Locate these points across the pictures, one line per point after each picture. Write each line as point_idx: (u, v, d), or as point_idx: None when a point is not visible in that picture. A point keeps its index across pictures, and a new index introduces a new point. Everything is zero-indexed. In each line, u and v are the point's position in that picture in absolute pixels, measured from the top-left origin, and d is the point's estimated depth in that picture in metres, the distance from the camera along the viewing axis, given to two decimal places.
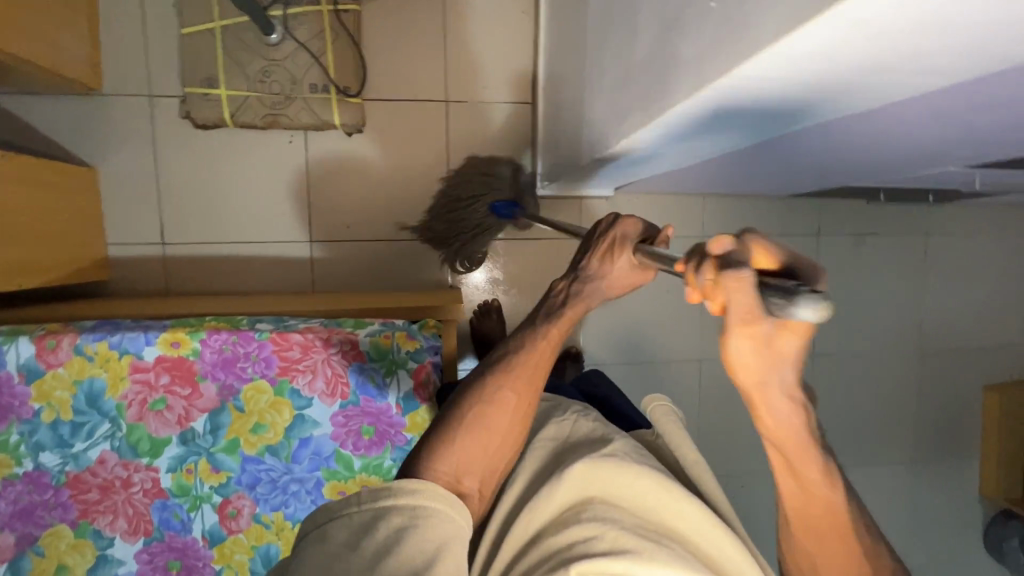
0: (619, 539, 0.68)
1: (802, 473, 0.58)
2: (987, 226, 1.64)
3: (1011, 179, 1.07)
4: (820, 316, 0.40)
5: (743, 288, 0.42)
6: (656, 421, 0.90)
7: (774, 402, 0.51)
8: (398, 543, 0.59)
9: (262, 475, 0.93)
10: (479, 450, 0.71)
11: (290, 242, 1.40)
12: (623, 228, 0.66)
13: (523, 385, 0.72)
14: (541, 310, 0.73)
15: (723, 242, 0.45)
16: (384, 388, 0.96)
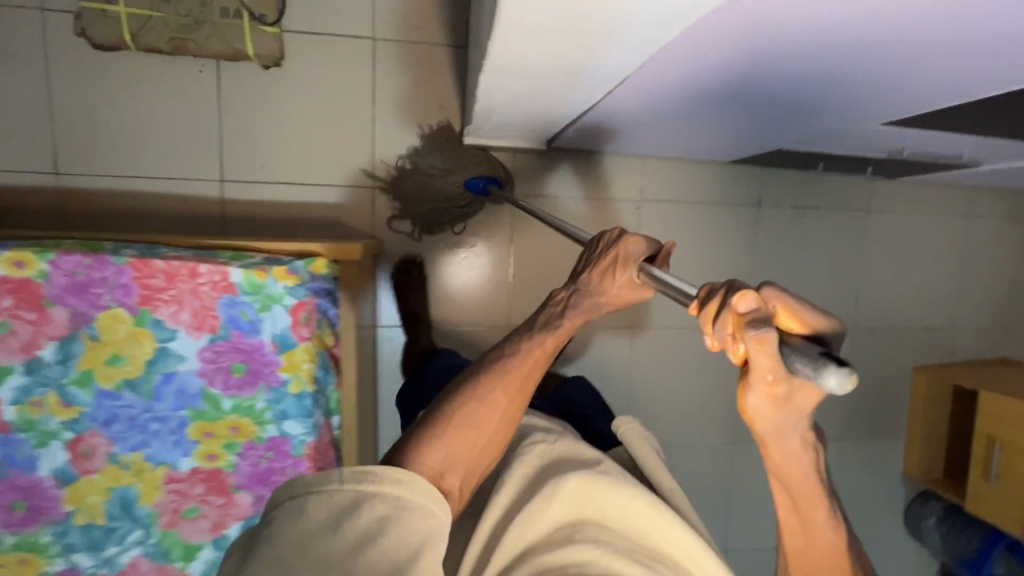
0: (615, 562, 0.69)
1: (807, 514, 0.67)
2: (925, 206, 1.67)
3: (926, 142, 1.09)
4: (844, 385, 0.42)
5: (764, 348, 0.49)
6: (630, 444, 0.89)
7: (787, 445, 0.60)
8: (381, 533, 0.57)
9: (119, 412, 0.86)
10: (468, 442, 0.76)
11: (199, 180, 1.33)
12: (626, 247, 0.74)
13: (513, 387, 0.79)
14: (541, 318, 0.82)
15: (749, 299, 0.50)
16: (259, 324, 0.87)
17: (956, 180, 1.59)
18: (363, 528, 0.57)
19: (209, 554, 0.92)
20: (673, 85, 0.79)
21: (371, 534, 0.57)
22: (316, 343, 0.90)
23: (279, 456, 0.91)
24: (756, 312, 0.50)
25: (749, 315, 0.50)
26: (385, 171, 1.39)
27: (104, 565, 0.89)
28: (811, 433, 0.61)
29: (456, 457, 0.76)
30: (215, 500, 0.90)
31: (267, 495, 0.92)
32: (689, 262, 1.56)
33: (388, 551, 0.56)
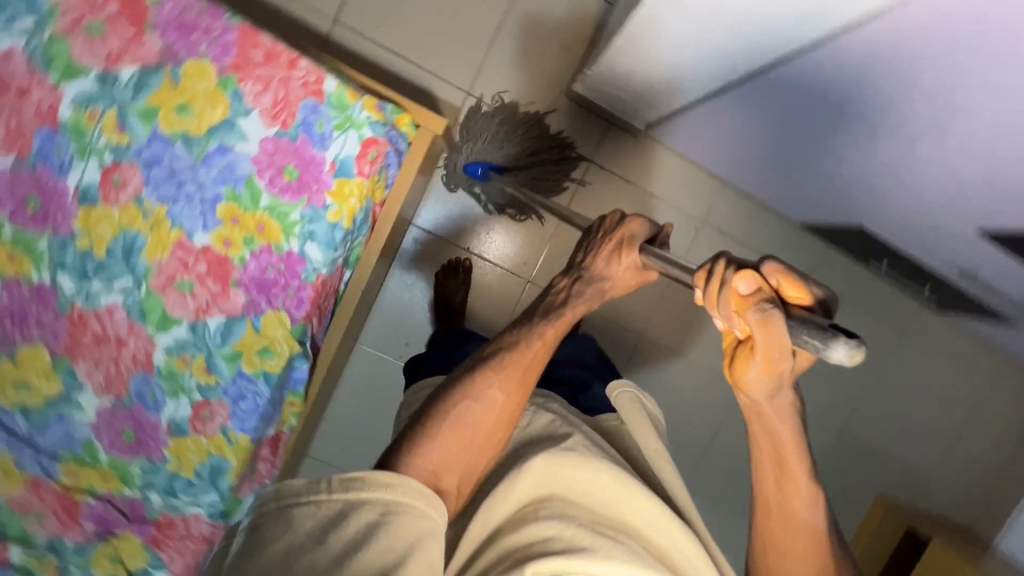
0: (576, 537, 0.63)
1: (790, 480, 0.61)
2: (957, 350, 1.67)
3: (1004, 275, 1.08)
4: (854, 359, 0.43)
5: (770, 325, 0.49)
6: (621, 408, 0.81)
7: (778, 400, 0.57)
8: (362, 548, 0.53)
9: (164, 160, 0.85)
10: (465, 442, 0.67)
11: (314, 10, 1.32)
12: (628, 229, 0.77)
13: (522, 379, 0.72)
14: (540, 305, 0.78)
15: (749, 278, 0.50)
16: (328, 140, 0.86)
17: (996, 340, 1.59)
18: (344, 545, 0.54)
19: (180, 334, 0.90)
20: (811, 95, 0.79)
21: (353, 550, 0.53)
22: (370, 184, 0.90)
23: (288, 273, 0.90)
24: (760, 292, 0.50)
25: (752, 295, 0.50)
26: (486, 85, 1.39)
27: (82, 297, 0.88)
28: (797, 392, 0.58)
29: (455, 459, 0.66)
30: (211, 286, 0.89)
31: (260, 304, 0.90)
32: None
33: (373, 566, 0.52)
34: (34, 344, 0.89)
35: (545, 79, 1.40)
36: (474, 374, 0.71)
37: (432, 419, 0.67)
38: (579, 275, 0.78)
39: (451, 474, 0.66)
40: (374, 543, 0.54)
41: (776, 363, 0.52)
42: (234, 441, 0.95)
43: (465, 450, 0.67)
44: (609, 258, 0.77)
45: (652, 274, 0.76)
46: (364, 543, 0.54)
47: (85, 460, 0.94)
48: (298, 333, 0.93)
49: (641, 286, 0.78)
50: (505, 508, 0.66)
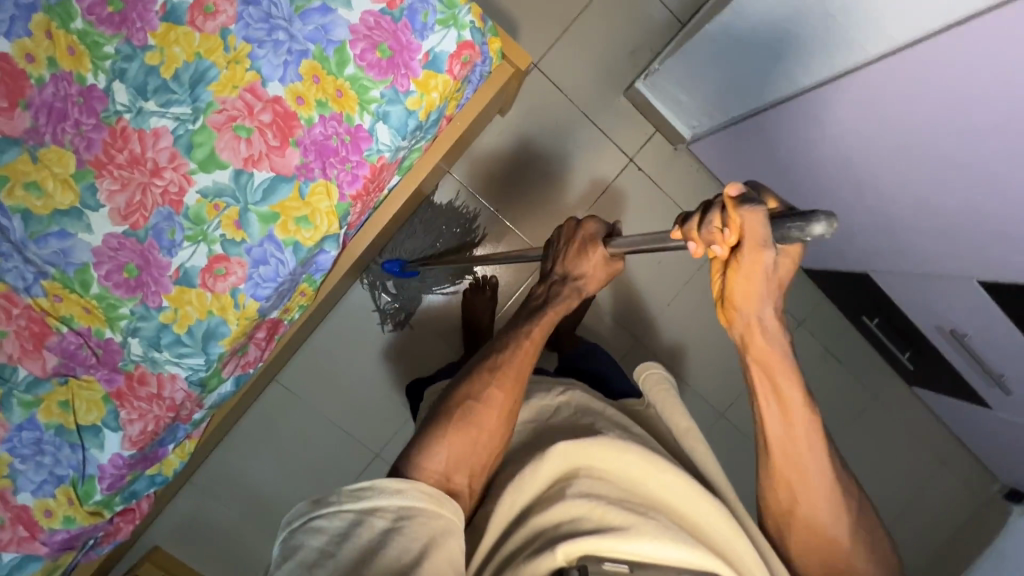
0: (606, 515, 0.70)
1: (787, 403, 0.69)
2: (919, 428, 1.77)
3: (994, 337, 1.17)
4: (829, 230, 0.49)
5: (757, 219, 0.55)
6: (648, 387, 0.88)
7: (763, 330, 0.66)
8: (381, 548, 0.62)
9: (262, 3, 0.84)
10: (469, 440, 0.76)
11: None
12: (586, 230, 0.90)
13: (510, 382, 0.80)
14: (527, 312, 0.90)
15: (737, 184, 0.57)
16: (428, 32, 0.88)
17: (953, 423, 1.70)
18: (363, 548, 0.63)
19: (222, 179, 0.86)
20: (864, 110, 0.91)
21: (371, 553, 0.62)
22: (454, 86, 0.91)
23: (351, 147, 0.88)
24: (745, 194, 0.57)
25: (739, 196, 0.57)
26: (551, 64, 1.47)
27: (132, 112, 0.84)
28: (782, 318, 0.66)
29: (461, 458, 0.75)
30: (269, 138, 0.86)
31: (313, 170, 0.88)
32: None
33: (389, 567, 0.61)
34: (63, 148, 0.84)
35: (605, 75, 1.49)
36: (471, 378, 0.81)
37: (439, 424, 0.77)
38: (553, 281, 0.91)
39: (460, 473, 0.75)
40: (390, 543, 0.63)
41: (763, 260, 0.58)
42: (241, 306, 0.89)
43: (467, 448, 0.76)
44: (575, 259, 0.90)
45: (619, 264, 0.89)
46: (380, 546, 0.62)
47: (72, 287, 0.86)
48: (342, 212, 0.91)
49: (613, 275, 0.90)
50: (534, 490, 0.75)
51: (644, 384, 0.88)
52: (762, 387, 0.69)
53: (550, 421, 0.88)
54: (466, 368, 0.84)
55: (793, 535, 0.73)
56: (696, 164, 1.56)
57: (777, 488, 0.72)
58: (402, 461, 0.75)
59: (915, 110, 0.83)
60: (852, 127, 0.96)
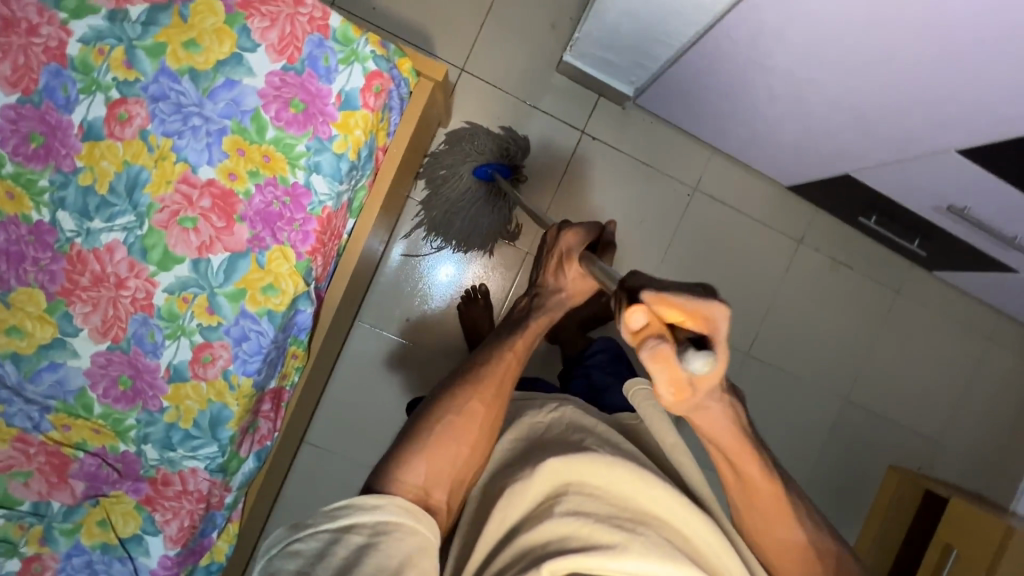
0: (593, 533, 0.73)
1: (739, 462, 0.77)
2: (954, 310, 1.70)
3: (993, 202, 1.12)
4: (707, 365, 0.53)
5: (661, 360, 0.54)
6: (637, 403, 0.92)
7: (713, 412, 0.71)
8: (360, 561, 0.65)
9: (170, 95, 0.86)
10: (447, 458, 0.80)
11: None
12: (568, 243, 0.89)
13: (486, 402, 0.84)
14: (509, 324, 0.91)
15: (636, 316, 0.55)
16: (333, 74, 0.89)
17: (990, 296, 1.63)
18: (344, 563, 0.65)
19: (182, 271, 0.88)
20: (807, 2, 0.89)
21: (352, 565, 0.65)
22: (375, 118, 0.91)
23: (293, 206, 0.89)
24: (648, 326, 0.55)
25: (643, 330, 0.55)
26: (478, 63, 1.46)
27: (82, 234, 0.86)
28: (728, 399, 0.72)
29: (438, 476, 0.79)
30: (215, 221, 0.88)
31: (264, 239, 0.89)
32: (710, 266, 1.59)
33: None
34: (30, 287, 0.87)
35: (534, 56, 1.48)
36: (449, 396, 0.84)
37: (416, 446, 0.80)
38: (536, 293, 0.92)
39: (438, 488, 0.79)
40: (367, 557, 0.66)
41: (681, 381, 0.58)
42: (236, 386, 0.91)
43: (444, 464, 0.80)
44: (558, 272, 0.90)
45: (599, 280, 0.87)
46: (358, 561, 0.65)
47: (76, 413, 0.89)
48: (304, 269, 0.92)
49: (594, 288, 0.90)
50: (524, 505, 0.79)
51: (632, 400, 0.93)
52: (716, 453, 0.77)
53: (542, 438, 0.87)
54: (444, 381, 0.87)
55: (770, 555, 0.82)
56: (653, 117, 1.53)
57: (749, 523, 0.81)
58: (382, 471, 0.79)
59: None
60: (806, 19, 0.92)
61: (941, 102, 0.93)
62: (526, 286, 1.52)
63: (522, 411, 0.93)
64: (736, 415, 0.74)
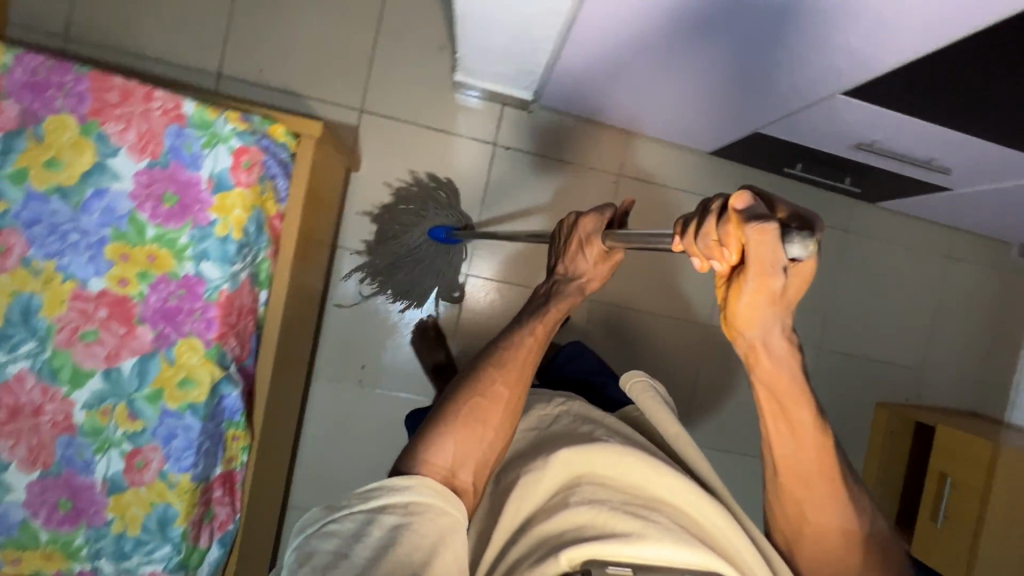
0: (608, 520, 0.75)
1: (792, 416, 0.72)
2: (906, 235, 1.69)
3: (897, 133, 1.11)
4: (809, 251, 0.51)
5: (763, 241, 0.52)
6: (637, 396, 0.94)
7: (772, 349, 0.66)
8: (393, 543, 0.65)
9: (43, 216, 0.86)
10: (475, 436, 0.80)
11: (197, 69, 1.38)
12: (584, 226, 0.90)
13: (512, 381, 0.84)
14: (529, 311, 0.92)
15: (746, 198, 0.53)
16: (200, 160, 0.89)
17: (939, 215, 1.61)
18: (376, 545, 0.65)
19: (96, 385, 0.88)
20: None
21: (385, 547, 0.65)
22: (252, 193, 0.91)
23: (190, 297, 0.90)
24: (752, 208, 0.53)
25: (746, 211, 0.53)
26: (376, 99, 1.44)
27: None
28: (795, 339, 0.67)
29: (466, 456, 0.79)
30: (116, 329, 0.88)
31: (169, 335, 0.89)
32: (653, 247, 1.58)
33: (401, 562, 0.63)
34: None
35: (430, 81, 1.46)
36: (478, 375, 0.84)
37: (444, 423, 0.81)
38: (556, 279, 0.93)
39: (465, 468, 0.78)
40: (400, 540, 0.66)
41: (770, 281, 0.56)
42: (175, 483, 0.92)
43: (473, 445, 0.80)
44: (575, 257, 0.90)
45: (618, 258, 0.88)
46: (392, 542, 0.65)
47: (24, 544, 0.90)
48: (216, 356, 0.92)
49: (614, 271, 0.90)
50: (539, 495, 0.79)
51: (633, 393, 0.94)
52: (772, 412, 0.72)
53: (550, 430, 0.91)
54: (469, 364, 0.87)
55: (801, 538, 0.77)
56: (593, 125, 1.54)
57: (784, 501, 0.76)
58: (409, 453, 0.79)
59: None
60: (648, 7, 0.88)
61: (807, 52, 0.91)
62: (474, 308, 1.51)
63: (531, 404, 0.97)
64: (795, 360, 0.69)
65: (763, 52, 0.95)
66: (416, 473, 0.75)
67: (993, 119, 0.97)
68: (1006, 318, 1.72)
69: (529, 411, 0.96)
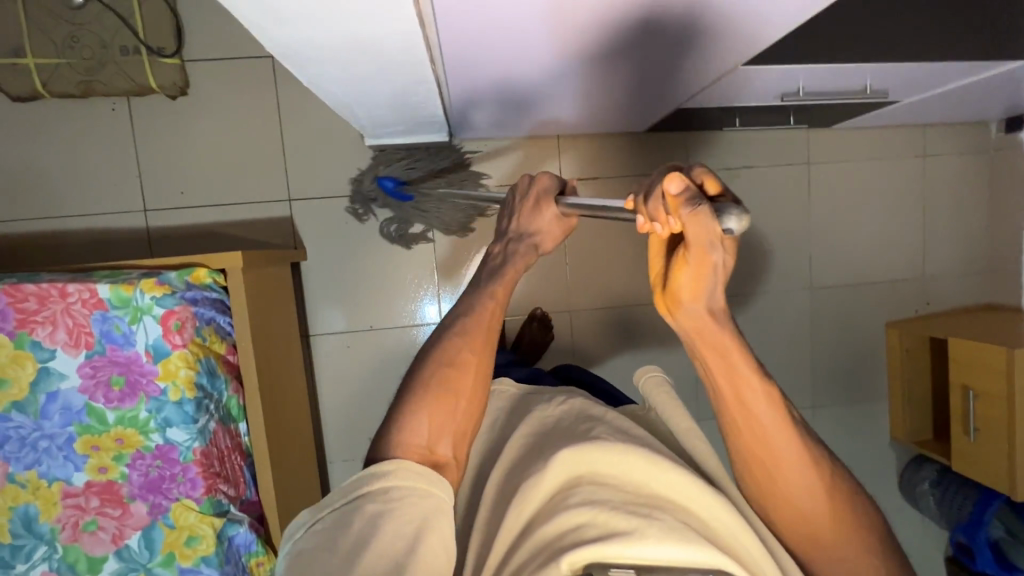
0: (610, 520, 0.65)
1: (751, 407, 0.67)
2: (873, 149, 1.60)
3: (814, 78, 1.04)
4: (739, 225, 0.56)
5: (698, 217, 0.56)
6: (648, 392, 0.87)
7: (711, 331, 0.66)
8: (376, 531, 0.60)
9: (10, 433, 0.90)
10: (448, 407, 0.74)
11: (124, 211, 1.39)
12: (541, 185, 0.88)
13: (481, 349, 0.79)
14: (486, 273, 0.86)
15: (678, 179, 0.57)
16: (133, 336, 0.91)
17: (901, 117, 1.51)
18: (359, 532, 0.60)
19: (113, 566, 0.93)
20: (486, 54, 0.81)
21: (367, 536, 0.59)
22: (191, 349, 0.93)
23: (168, 464, 0.93)
24: (686, 188, 0.57)
25: (682, 193, 0.57)
26: (299, 184, 1.43)
27: None
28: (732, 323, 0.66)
29: (442, 426, 0.74)
30: (112, 512, 0.93)
31: (162, 503, 0.94)
32: (616, 241, 1.55)
33: (386, 552, 0.58)
34: None
35: (347, 149, 1.43)
36: (439, 347, 0.78)
37: (409, 405, 0.74)
38: (509, 237, 0.87)
39: (443, 442, 0.73)
40: (383, 526, 0.60)
41: (709, 256, 0.60)
42: None
43: (446, 416, 0.74)
44: (531, 216, 0.87)
45: (573, 220, 0.86)
46: (374, 529, 0.60)
47: None
48: (212, 507, 0.96)
49: (569, 232, 0.88)
50: (538, 497, 0.70)
51: (643, 391, 0.87)
52: (715, 358, 0.67)
53: (555, 427, 0.82)
54: (430, 339, 0.80)
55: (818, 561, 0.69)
56: (509, 138, 1.45)
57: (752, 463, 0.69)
58: (380, 441, 0.73)
59: (521, 30, 0.73)
60: (510, 65, 0.88)
61: (681, 58, 0.89)
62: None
63: (531, 406, 0.88)
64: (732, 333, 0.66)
65: (647, 60, 0.88)
66: (394, 457, 0.70)
67: (911, 42, 0.90)
68: (1000, 198, 1.63)
69: (530, 411, 0.86)
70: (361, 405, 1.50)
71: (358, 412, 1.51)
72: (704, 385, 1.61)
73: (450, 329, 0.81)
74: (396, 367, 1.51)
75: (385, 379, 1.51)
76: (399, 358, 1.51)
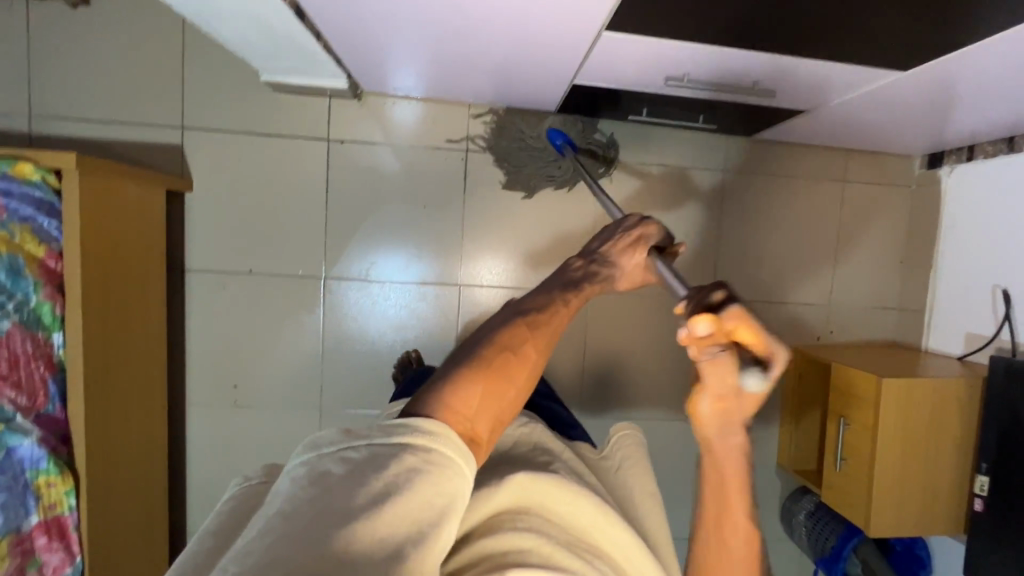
0: (553, 555, 0.64)
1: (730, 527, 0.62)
2: (794, 168, 1.58)
3: (691, 63, 1.03)
4: (757, 383, 0.55)
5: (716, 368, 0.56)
6: (619, 445, 0.89)
7: (723, 447, 0.60)
8: (404, 490, 0.49)
9: None
10: (501, 391, 0.62)
11: (8, 113, 1.34)
12: (644, 231, 0.91)
13: (547, 339, 0.69)
14: (567, 278, 0.81)
15: (705, 327, 0.53)
16: None
17: (820, 137, 1.49)
18: (386, 483, 0.50)
19: None
20: None
21: (393, 491, 0.49)
22: None
23: None
24: (712, 338, 0.53)
25: (707, 339, 0.54)
26: (196, 114, 1.39)
27: None
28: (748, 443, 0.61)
29: (488, 408, 0.61)
30: None
31: None
32: (539, 223, 1.50)
33: (404, 519, 0.48)
34: None
35: (250, 86, 1.39)
36: (514, 320, 0.68)
37: (466, 370, 0.62)
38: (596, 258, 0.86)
39: (485, 424, 0.60)
40: (417, 488, 0.50)
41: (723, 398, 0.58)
42: None
43: (499, 401, 0.62)
44: (626, 249, 0.88)
45: (655, 276, 0.88)
46: (407, 488, 0.50)
47: None
48: None
49: (642, 284, 0.90)
50: (486, 511, 0.67)
51: (615, 443, 0.90)
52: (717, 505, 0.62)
53: (507, 452, 0.83)
54: (498, 311, 0.71)
55: None
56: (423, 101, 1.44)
57: None
58: (422, 394, 0.60)
59: None
60: None
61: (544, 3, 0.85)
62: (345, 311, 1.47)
63: None
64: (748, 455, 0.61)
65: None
66: (433, 416, 0.57)
67: (771, 33, 0.88)
68: (918, 238, 1.59)
69: None
70: (232, 350, 1.45)
71: (227, 356, 1.45)
72: (588, 386, 1.53)
73: (525, 307, 0.71)
74: (274, 317, 1.46)
75: (263, 328, 1.46)
76: (281, 310, 1.46)
